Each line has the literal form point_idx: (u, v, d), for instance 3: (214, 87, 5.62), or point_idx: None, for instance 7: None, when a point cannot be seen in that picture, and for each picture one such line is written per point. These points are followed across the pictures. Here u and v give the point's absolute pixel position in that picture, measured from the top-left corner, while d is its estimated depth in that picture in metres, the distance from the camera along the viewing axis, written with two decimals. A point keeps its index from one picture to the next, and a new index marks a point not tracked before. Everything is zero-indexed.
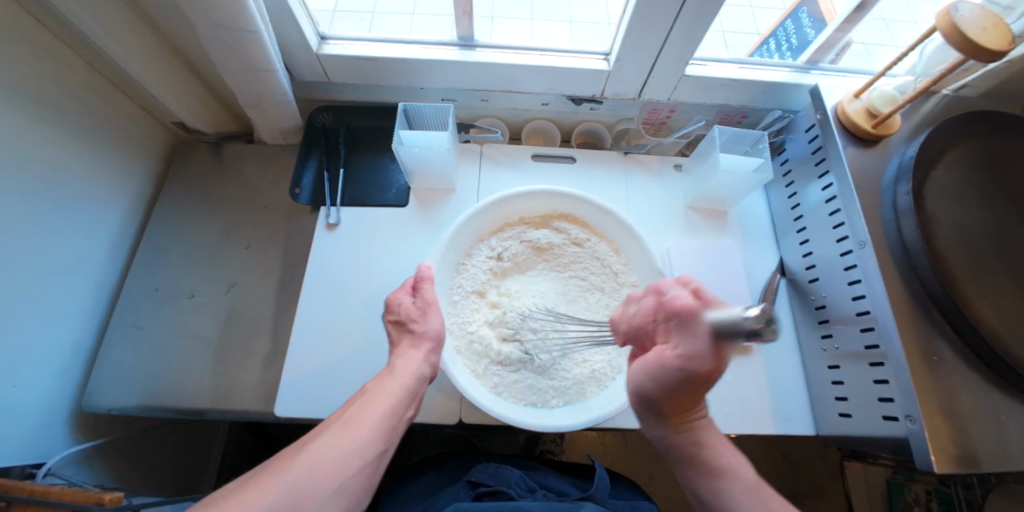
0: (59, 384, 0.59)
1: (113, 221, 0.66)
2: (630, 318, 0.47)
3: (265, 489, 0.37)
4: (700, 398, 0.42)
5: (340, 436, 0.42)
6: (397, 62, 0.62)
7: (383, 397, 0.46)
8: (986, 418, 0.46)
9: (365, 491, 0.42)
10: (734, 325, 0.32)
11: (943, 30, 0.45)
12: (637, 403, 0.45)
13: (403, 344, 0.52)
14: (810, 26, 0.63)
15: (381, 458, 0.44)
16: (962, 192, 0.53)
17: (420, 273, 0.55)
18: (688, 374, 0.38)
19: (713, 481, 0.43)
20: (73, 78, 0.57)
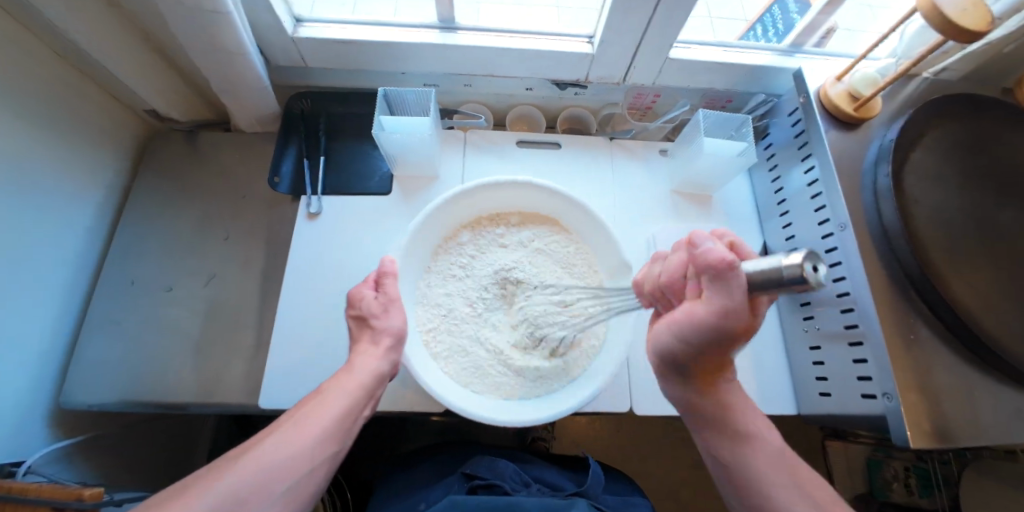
0: (36, 381, 0.57)
1: (85, 214, 0.64)
2: (656, 277, 0.45)
3: (209, 490, 0.36)
4: (728, 357, 0.41)
5: (289, 437, 0.41)
6: (376, 46, 0.61)
7: (338, 397, 0.46)
8: (960, 394, 0.47)
9: (313, 493, 0.42)
10: (771, 278, 0.30)
11: (924, 11, 0.45)
12: (664, 365, 0.45)
13: (365, 341, 0.50)
14: (796, 10, 0.64)
15: (333, 458, 0.44)
16: (941, 174, 0.54)
17: (383, 267, 0.53)
18: (721, 331, 0.35)
19: (738, 448, 0.43)
20: (37, 65, 0.54)
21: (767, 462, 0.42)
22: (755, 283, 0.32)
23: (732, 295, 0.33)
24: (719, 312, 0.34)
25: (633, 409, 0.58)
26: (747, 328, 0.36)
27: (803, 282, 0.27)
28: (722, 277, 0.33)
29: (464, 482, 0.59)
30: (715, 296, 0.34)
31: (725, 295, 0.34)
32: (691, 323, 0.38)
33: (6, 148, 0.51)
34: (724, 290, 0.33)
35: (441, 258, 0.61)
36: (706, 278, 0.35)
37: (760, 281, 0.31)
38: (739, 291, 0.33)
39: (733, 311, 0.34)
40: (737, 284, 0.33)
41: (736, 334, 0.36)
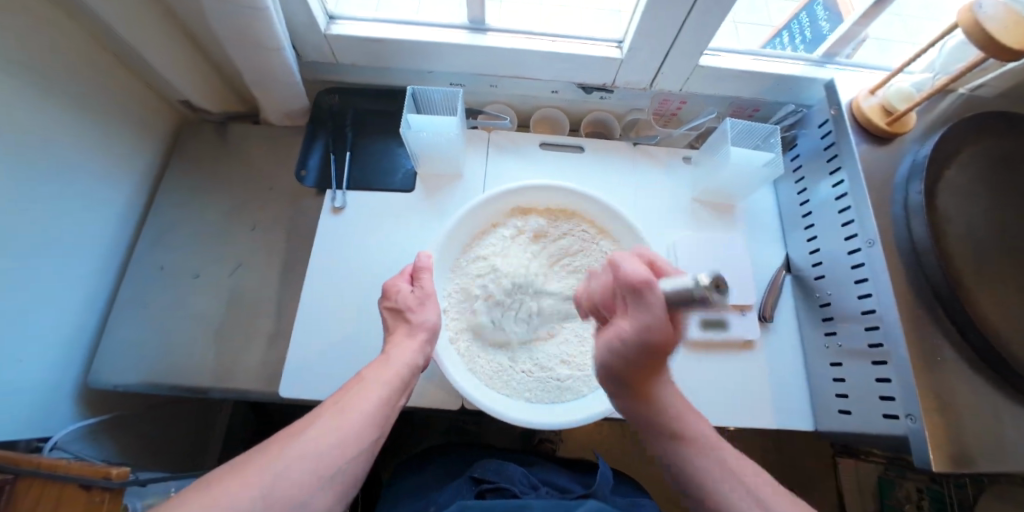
0: (66, 360, 0.59)
1: (119, 199, 0.66)
2: (593, 291, 0.45)
3: (262, 474, 0.37)
4: (661, 365, 0.42)
5: (333, 426, 0.42)
6: (406, 45, 0.61)
7: (379, 386, 0.47)
8: (987, 419, 0.46)
9: (357, 477, 0.43)
10: (686, 294, 0.33)
11: (965, 27, 0.44)
12: (603, 377, 0.45)
13: (398, 334, 0.52)
14: (825, 19, 0.63)
15: (375, 444, 0.46)
16: (975, 192, 0.53)
17: (419, 262, 0.56)
18: (643, 344, 0.37)
19: (682, 450, 0.43)
20: (77, 53, 0.55)
21: (728, 462, 0.41)
22: (672, 300, 0.34)
23: (653, 309, 0.35)
24: (642, 327, 0.36)
25: None
26: (667, 342, 0.37)
27: (712, 292, 0.30)
28: (640, 296, 0.36)
29: (473, 485, 0.60)
30: (636, 313, 0.36)
31: (643, 311, 0.36)
32: (619, 339, 0.39)
33: (45, 133, 0.53)
34: (641, 308, 0.36)
35: (470, 255, 0.61)
36: (627, 296, 0.37)
37: (676, 298, 0.34)
38: (659, 306, 0.35)
39: (655, 326, 0.36)
40: (654, 300, 0.35)
41: (658, 348, 0.38)
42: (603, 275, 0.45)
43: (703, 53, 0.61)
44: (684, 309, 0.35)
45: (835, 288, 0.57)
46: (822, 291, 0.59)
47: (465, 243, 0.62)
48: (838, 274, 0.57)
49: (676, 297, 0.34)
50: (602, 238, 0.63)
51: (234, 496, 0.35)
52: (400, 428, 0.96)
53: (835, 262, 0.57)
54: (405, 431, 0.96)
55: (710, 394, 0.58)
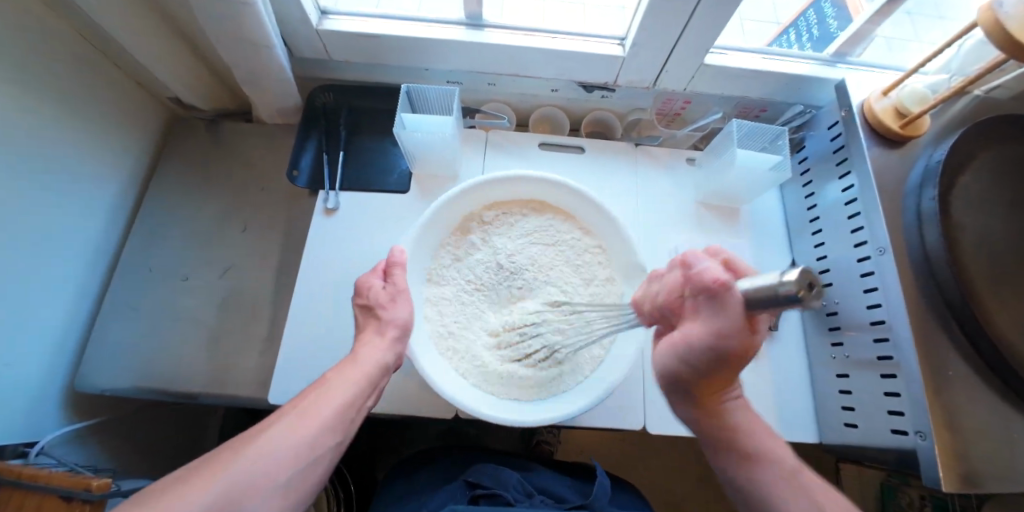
0: (52, 363, 0.58)
1: (107, 199, 0.65)
2: (654, 296, 0.44)
3: (205, 483, 0.34)
4: (733, 378, 0.39)
5: (294, 427, 0.40)
6: (401, 41, 0.59)
7: (343, 386, 0.45)
8: (1000, 436, 0.44)
9: (314, 486, 0.41)
10: (766, 295, 0.28)
11: (985, 27, 0.42)
12: (665, 384, 0.43)
13: (367, 333, 0.50)
14: (834, 17, 0.60)
15: (338, 447, 0.43)
16: (990, 199, 0.51)
17: (393, 258, 0.52)
18: (719, 352, 0.35)
19: (748, 467, 0.41)
20: (60, 47, 0.54)
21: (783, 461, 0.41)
22: (750, 300, 0.31)
23: (731, 316, 0.33)
24: (713, 331, 0.34)
25: (646, 426, 0.56)
26: (743, 353, 0.35)
27: (800, 297, 0.25)
28: (715, 296, 0.34)
29: (467, 490, 0.58)
30: (709, 316, 0.35)
31: (721, 315, 0.34)
32: (687, 348, 0.37)
33: (28, 130, 0.52)
34: (715, 309, 0.34)
35: (451, 249, 0.60)
36: (700, 297, 0.36)
37: (757, 298, 0.30)
38: (735, 311, 0.33)
39: (731, 333, 0.34)
40: (731, 301, 0.33)
41: (730, 358, 0.36)
42: (663, 278, 0.44)
43: (709, 50, 0.58)
44: (764, 312, 0.32)
45: (843, 297, 0.55)
46: (829, 299, 0.57)
47: (444, 238, 0.60)
48: (846, 282, 0.55)
49: (756, 299, 0.30)
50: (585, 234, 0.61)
51: (179, 502, 0.32)
52: (396, 430, 0.95)
53: (843, 270, 0.55)
54: (401, 434, 0.94)
55: None
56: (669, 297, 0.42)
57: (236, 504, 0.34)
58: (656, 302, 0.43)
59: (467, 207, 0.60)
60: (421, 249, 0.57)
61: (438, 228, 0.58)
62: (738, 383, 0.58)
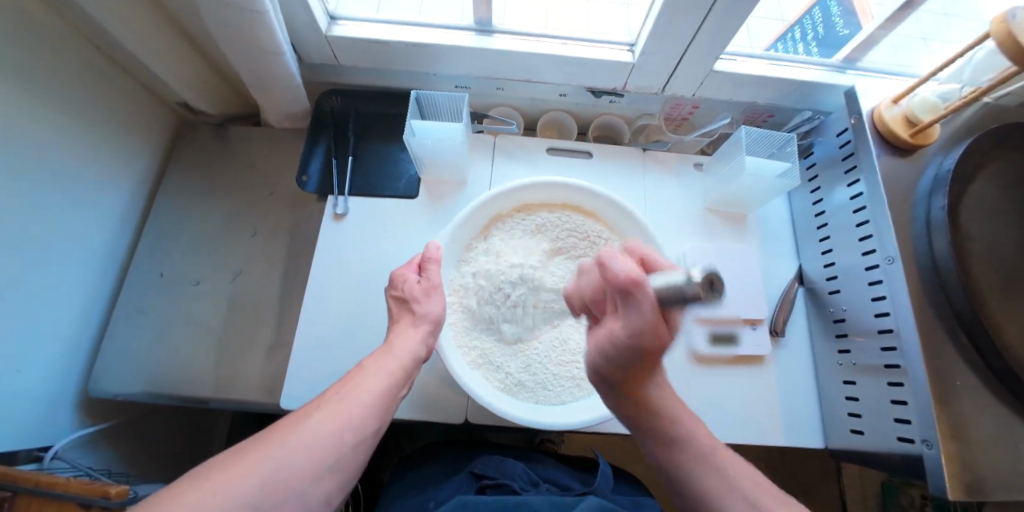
0: (64, 368, 0.58)
1: (117, 204, 0.65)
2: (582, 290, 0.43)
3: (259, 461, 0.36)
4: (655, 365, 0.40)
5: (337, 411, 0.41)
6: (409, 47, 0.59)
7: (379, 375, 0.46)
8: (1007, 445, 0.45)
9: (355, 469, 0.42)
10: (677, 293, 0.31)
11: (997, 38, 0.42)
12: (596, 380, 0.44)
13: (400, 323, 0.51)
14: (839, 17, 0.59)
15: (376, 432, 0.44)
16: (998, 208, 0.51)
17: (428, 252, 0.54)
18: (638, 345, 0.36)
19: (676, 464, 0.41)
20: (68, 54, 0.54)
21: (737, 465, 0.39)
22: (662, 298, 0.33)
23: (643, 311, 0.34)
24: (632, 327, 0.35)
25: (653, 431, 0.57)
26: (654, 347, 0.36)
27: (699, 296, 0.29)
28: (631, 299, 0.34)
29: (473, 481, 0.59)
30: (629, 313, 0.35)
31: (635, 311, 0.34)
32: (611, 337, 0.38)
33: (35, 135, 0.51)
34: (633, 307, 0.34)
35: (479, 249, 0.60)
36: (618, 297, 0.36)
37: (665, 297, 0.33)
38: (649, 307, 0.34)
39: (645, 328, 0.35)
40: (645, 300, 0.34)
41: (646, 350, 0.37)
42: (592, 272, 0.43)
43: (718, 57, 0.58)
44: (677, 308, 0.34)
45: (850, 305, 0.55)
46: (836, 306, 0.58)
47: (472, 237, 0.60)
48: (854, 289, 0.55)
49: (666, 296, 0.32)
50: (611, 239, 0.61)
51: (236, 481, 0.34)
52: (401, 431, 0.95)
53: (851, 277, 0.55)
54: (406, 435, 0.95)
55: (719, 411, 0.57)
56: (597, 293, 0.41)
57: (290, 482, 0.36)
58: (585, 294, 0.43)
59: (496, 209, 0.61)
60: (450, 250, 0.58)
61: (465, 231, 0.59)
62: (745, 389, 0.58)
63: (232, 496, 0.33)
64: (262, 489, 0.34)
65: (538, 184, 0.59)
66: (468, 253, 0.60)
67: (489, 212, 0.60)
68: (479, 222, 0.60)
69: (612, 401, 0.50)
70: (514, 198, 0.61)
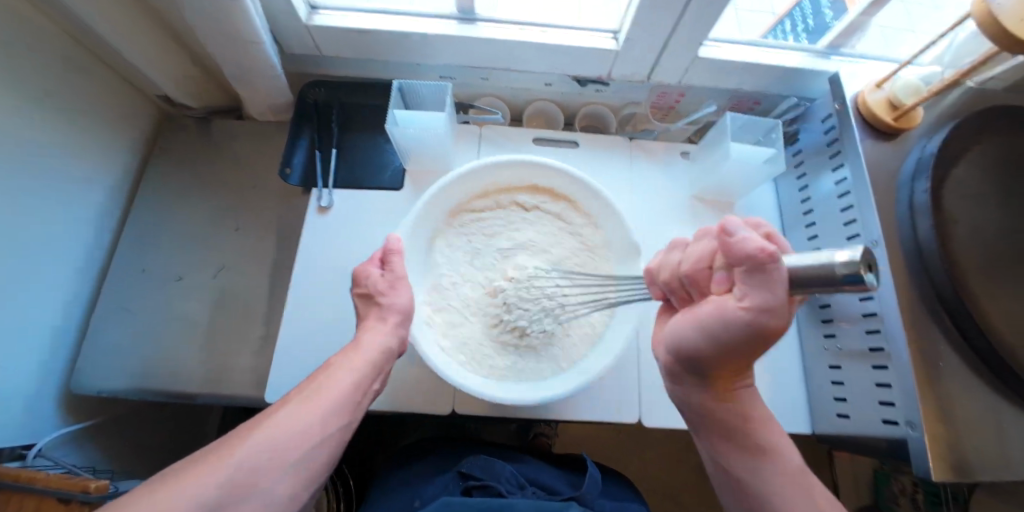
0: (48, 365, 0.58)
1: (99, 200, 0.64)
2: (676, 266, 0.41)
3: (217, 463, 0.35)
4: (751, 362, 0.39)
5: (300, 411, 0.41)
6: (391, 36, 0.59)
7: (346, 371, 0.45)
8: (989, 426, 0.45)
9: (322, 468, 0.41)
10: (829, 275, 0.26)
11: (979, 19, 0.42)
12: (677, 362, 0.42)
13: (369, 320, 0.50)
14: (828, 7, 0.60)
15: (344, 431, 0.43)
16: (981, 192, 0.51)
17: (388, 245, 0.51)
18: (756, 328, 0.32)
19: (753, 460, 0.41)
20: (43, 45, 0.52)
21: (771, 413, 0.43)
22: (804, 280, 0.28)
23: (769, 292, 0.30)
24: (757, 307, 0.31)
25: (642, 419, 0.57)
26: (781, 330, 0.32)
27: (858, 278, 0.24)
28: (760, 273, 0.30)
29: (460, 481, 0.58)
30: (750, 292, 0.31)
31: (764, 290, 0.30)
32: (718, 320, 0.34)
33: (14, 128, 0.51)
34: (761, 283, 0.30)
35: (451, 236, 0.59)
36: (737, 271, 0.32)
37: (807, 278, 0.28)
38: (781, 289, 0.29)
39: (773, 308, 0.30)
40: (778, 277, 0.29)
41: (768, 335, 0.33)
42: (687, 248, 0.41)
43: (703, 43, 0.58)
44: (809, 292, 0.29)
45: (836, 290, 0.55)
46: (822, 292, 0.58)
47: (441, 224, 0.60)
48: None
49: (812, 278, 0.27)
50: (575, 218, 0.61)
51: (189, 486, 0.32)
52: (393, 427, 0.95)
53: None
54: (398, 431, 0.95)
55: None
56: (701, 270, 0.39)
57: (249, 483, 0.35)
58: (682, 272, 0.40)
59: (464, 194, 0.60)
60: (414, 240, 0.56)
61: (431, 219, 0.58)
62: None
63: (186, 499, 0.32)
64: (219, 490, 0.33)
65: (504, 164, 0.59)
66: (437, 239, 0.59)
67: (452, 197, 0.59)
68: (445, 208, 0.59)
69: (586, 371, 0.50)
70: (481, 183, 0.60)
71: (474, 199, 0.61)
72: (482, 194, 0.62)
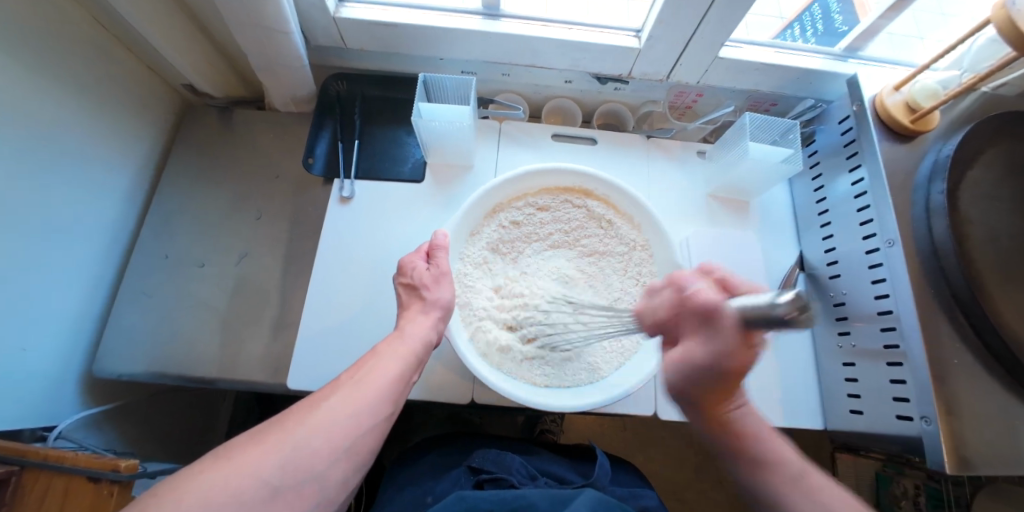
0: (70, 348, 0.58)
1: (122, 186, 0.65)
2: (653, 310, 0.44)
3: (274, 446, 0.36)
4: (731, 385, 0.40)
5: (351, 396, 0.41)
6: (417, 29, 0.59)
7: (391, 360, 0.46)
8: (1001, 422, 0.46)
9: (372, 452, 0.41)
10: (766, 314, 0.31)
11: (999, 25, 0.43)
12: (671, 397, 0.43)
13: (413, 310, 0.51)
14: (839, 12, 0.62)
15: (390, 416, 0.44)
16: (996, 194, 0.52)
17: (435, 241, 0.54)
18: (721, 369, 0.38)
19: (758, 473, 0.39)
20: (73, 31, 0.53)
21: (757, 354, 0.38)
22: (746, 317, 0.34)
23: (727, 334, 0.36)
24: (714, 353, 0.37)
25: (656, 413, 0.58)
26: (742, 369, 0.38)
27: (795, 318, 0.30)
28: (712, 317, 0.37)
29: (470, 476, 0.59)
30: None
31: (717, 338, 0.37)
32: (692, 365, 0.39)
33: (42, 113, 0.51)
34: (714, 334, 0.37)
35: (485, 233, 0.60)
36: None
37: (752, 317, 0.33)
38: (731, 332, 0.36)
39: (727, 354, 0.37)
40: (727, 323, 0.36)
41: (732, 372, 0.38)
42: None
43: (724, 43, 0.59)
44: (760, 331, 0.35)
45: (850, 289, 0.56)
46: (836, 290, 0.58)
47: (478, 221, 0.61)
48: (853, 273, 0.56)
49: (749, 313, 0.34)
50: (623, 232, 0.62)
51: (251, 468, 0.33)
52: (402, 419, 0.95)
53: (850, 261, 0.56)
54: (406, 422, 0.95)
55: None
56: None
57: (309, 464, 0.36)
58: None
59: (503, 193, 0.61)
60: (458, 236, 0.58)
61: (474, 216, 0.59)
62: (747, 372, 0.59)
63: (251, 478, 0.33)
64: (278, 472, 0.34)
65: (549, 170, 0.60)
66: (474, 238, 0.60)
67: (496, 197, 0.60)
68: (488, 206, 0.60)
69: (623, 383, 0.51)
70: (520, 184, 0.61)
71: (515, 198, 0.62)
72: (522, 195, 0.62)
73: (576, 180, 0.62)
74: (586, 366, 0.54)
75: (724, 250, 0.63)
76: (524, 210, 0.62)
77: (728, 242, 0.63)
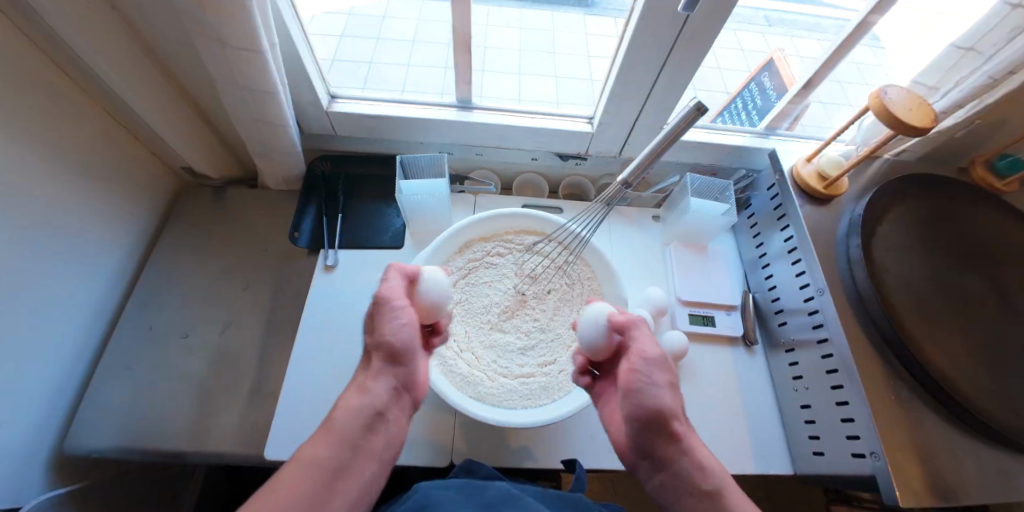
0: (40, 425, 0.57)
1: (113, 262, 0.68)
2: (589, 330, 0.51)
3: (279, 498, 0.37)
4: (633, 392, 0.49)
5: (352, 442, 0.43)
6: (398, 120, 0.69)
7: (388, 406, 0.47)
8: (944, 455, 0.50)
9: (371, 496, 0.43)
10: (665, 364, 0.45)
11: (878, 109, 0.52)
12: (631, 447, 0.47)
13: (375, 361, 0.48)
14: (772, 91, 0.75)
15: (383, 463, 0.46)
16: (906, 246, 0.60)
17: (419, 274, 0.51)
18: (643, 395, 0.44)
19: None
20: (91, 125, 0.60)
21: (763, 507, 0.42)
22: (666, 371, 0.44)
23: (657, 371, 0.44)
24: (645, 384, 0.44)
25: None
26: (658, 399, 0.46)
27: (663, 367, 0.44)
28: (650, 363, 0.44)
29: None
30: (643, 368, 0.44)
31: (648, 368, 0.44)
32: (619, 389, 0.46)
33: (47, 196, 0.56)
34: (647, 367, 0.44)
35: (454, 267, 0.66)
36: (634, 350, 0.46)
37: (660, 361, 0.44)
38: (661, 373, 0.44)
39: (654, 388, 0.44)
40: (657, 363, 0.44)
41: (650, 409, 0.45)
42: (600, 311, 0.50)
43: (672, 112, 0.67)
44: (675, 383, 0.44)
45: (797, 334, 0.61)
46: (786, 336, 0.64)
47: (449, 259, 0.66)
48: (797, 320, 0.62)
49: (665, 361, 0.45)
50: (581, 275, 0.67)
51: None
52: None
53: (794, 309, 0.62)
54: None
55: None
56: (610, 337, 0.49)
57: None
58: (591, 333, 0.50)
59: (467, 236, 0.67)
60: None
61: (446, 251, 0.65)
62: (716, 421, 0.61)
63: None
64: None
65: (513, 214, 0.67)
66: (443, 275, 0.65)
67: (468, 235, 0.66)
68: (456, 244, 0.66)
69: (565, 406, 0.52)
70: (482, 227, 0.67)
71: (482, 240, 0.69)
72: (489, 238, 0.69)
73: (535, 225, 0.68)
74: (538, 391, 0.56)
75: (688, 284, 0.70)
76: (491, 250, 0.68)
77: (686, 279, 0.70)
